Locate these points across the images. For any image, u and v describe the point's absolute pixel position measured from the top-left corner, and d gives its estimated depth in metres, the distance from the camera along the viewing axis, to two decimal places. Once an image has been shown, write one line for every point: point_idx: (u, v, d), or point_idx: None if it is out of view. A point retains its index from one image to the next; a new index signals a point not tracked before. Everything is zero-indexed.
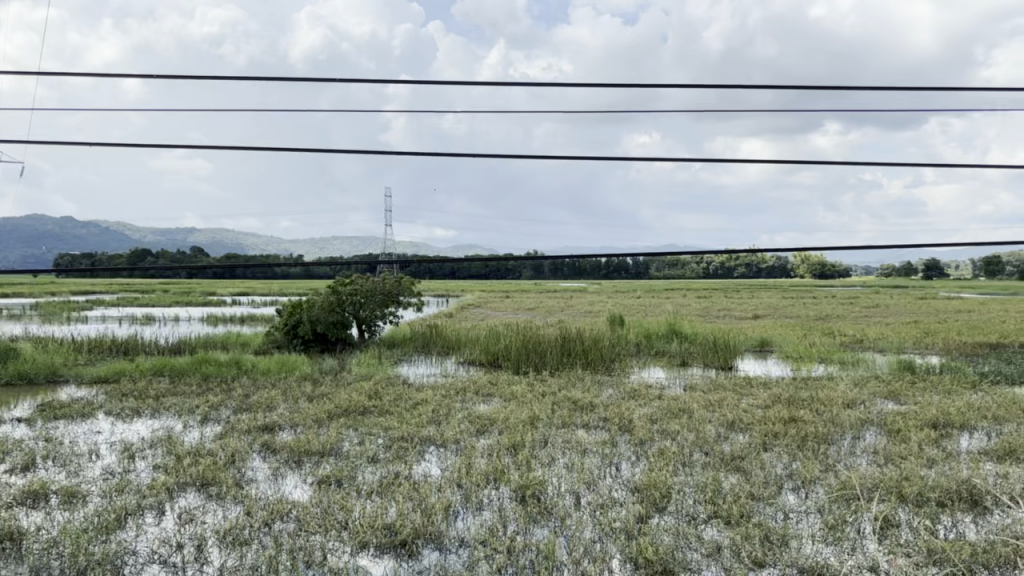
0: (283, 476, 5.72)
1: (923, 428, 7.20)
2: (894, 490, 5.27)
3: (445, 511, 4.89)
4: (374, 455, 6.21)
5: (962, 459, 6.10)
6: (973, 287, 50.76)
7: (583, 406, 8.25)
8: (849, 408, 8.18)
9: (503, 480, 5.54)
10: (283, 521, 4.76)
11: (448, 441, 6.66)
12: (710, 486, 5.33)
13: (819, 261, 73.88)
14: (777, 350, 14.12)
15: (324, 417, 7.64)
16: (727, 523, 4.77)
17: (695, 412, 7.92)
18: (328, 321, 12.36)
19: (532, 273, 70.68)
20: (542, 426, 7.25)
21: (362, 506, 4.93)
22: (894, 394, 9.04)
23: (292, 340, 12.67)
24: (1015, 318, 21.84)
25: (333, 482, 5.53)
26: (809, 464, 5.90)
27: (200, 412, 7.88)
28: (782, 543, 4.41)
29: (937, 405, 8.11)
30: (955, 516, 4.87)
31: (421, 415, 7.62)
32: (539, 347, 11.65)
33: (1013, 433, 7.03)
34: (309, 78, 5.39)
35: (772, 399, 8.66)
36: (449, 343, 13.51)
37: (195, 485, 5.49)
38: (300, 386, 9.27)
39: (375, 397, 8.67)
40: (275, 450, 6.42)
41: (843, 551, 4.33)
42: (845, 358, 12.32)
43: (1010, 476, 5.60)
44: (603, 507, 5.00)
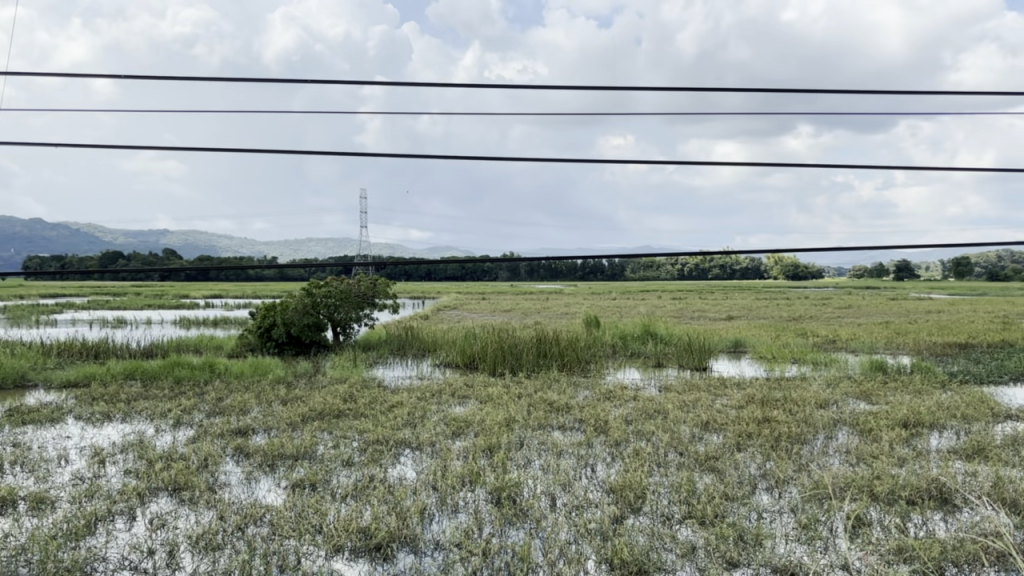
0: (256, 480, 5.67)
1: (894, 427, 7.27)
2: (866, 489, 5.33)
3: (421, 514, 4.88)
4: (349, 458, 6.17)
5: (932, 458, 6.16)
6: (936, 287, 53.27)
7: (559, 407, 8.25)
8: (822, 408, 8.26)
9: (479, 482, 5.53)
10: (257, 525, 4.72)
11: (423, 443, 6.64)
12: (685, 486, 5.36)
13: (792, 262, 74.64)
14: (751, 350, 14.27)
15: (298, 420, 7.58)
16: (701, 523, 4.80)
17: (671, 413, 7.96)
18: (302, 323, 12.27)
19: (508, 275, 71.02)
20: (518, 427, 7.24)
21: (337, 510, 4.90)
22: (866, 394, 9.12)
23: (266, 342, 12.58)
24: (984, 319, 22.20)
25: (308, 486, 5.49)
26: (782, 463, 5.94)
27: (172, 416, 7.79)
28: (756, 543, 4.44)
29: (909, 405, 8.19)
30: (925, 515, 4.93)
31: (397, 418, 7.58)
32: (515, 349, 11.65)
33: (983, 432, 7.11)
34: (284, 78, 5.32)
35: (746, 399, 8.74)
36: (425, 345, 13.47)
37: (167, 490, 5.43)
38: (273, 389, 9.19)
39: (349, 400, 8.62)
40: (249, 454, 6.36)
41: (815, 550, 4.37)
42: (818, 359, 12.44)
43: (979, 475, 5.68)
44: (579, 509, 5.01)
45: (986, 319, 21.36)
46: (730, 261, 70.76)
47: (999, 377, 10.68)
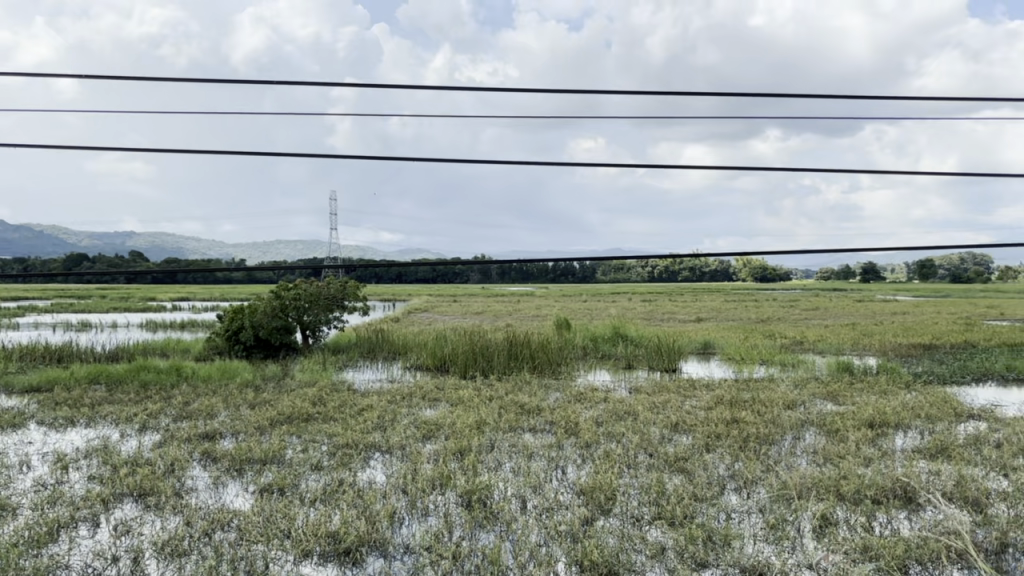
0: (224, 485, 5.60)
1: (860, 427, 7.37)
2: (832, 489, 5.39)
3: (390, 518, 4.85)
4: (318, 462, 6.13)
5: (896, 458, 6.25)
6: (895, 288, 57.22)
7: (529, 410, 8.24)
8: (790, 408, 8.37)
9: (449, 486, 5.51)
10: (224, 531, 4.67)
11: (393, 447, 6.60)
12: (654, 488, 5.38)
13: (760, 264, 75.30)
14: (720, 351, 14.39)
15: (267, 424, 7.52)
16: (670, 524, 4.82)
17: (640, 414, 8.00)
18: (271, 326, 12.16)
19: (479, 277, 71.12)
20: (488, 430, 7.24)
21: (305, 515, 4.85)
22: (832, 394, 9.23)
23: (234, 346, 12.44)
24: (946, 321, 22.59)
25: (276, 490, 5.44)
26: (750, 464, 6.00)
27: (138, 420, 7.69)
28: (724, 543, 4.47)
29: (874, 405, 8.30)
30: (890, 514, 4.99)
31: (367, 421, 7.54)
32: (486, 351, 11.64)
33: (946, 432, 7.21)
34: (252, 80, 5.27)
35: (715, 399, 8.82)
36: (396, 348, 13.41)
37: (132, 496, 5.35)
38: (240, 393, 9.09)
39: (319, 403, 8.56)
40: (216, 458, 6.29)
41: (783, 550, 4.40)
42: (785, 360, 12.58)
43: (942, 474, 5.76)
44: (549, 511, 5.01)
45: (948, 320, 22.23)
46: (699, 263, 71.22)
47: (961, 377, 10.88)
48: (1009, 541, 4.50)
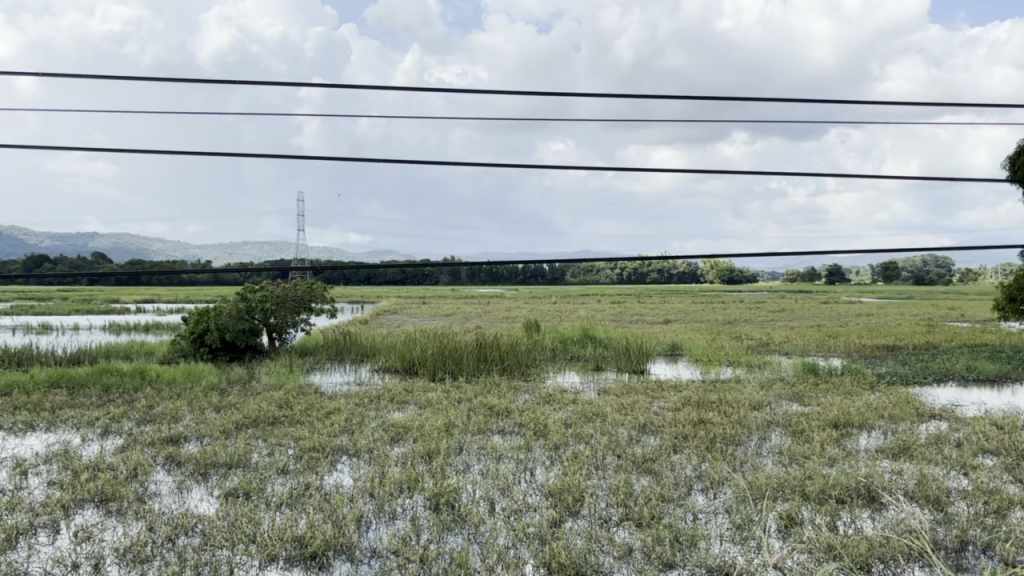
0: (188, 490, 5.53)
1: (825, 427, 7.47)
2: (797, 489, 5.44)
3: (357, 522, 4.81)
4: (284, 466, 6.06)
5: (860, 457, 6.32)
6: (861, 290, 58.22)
7: (498, 412, 8.22)
8: (756, 408, 8.45)
9: (417, 489, 5.48)
10: (188, 536, 4.60)
11: (361, 450, 6.56)
12: (622, 489, 5.39)
13: (728, 266, 75.93)
14: (688, 353, 14.49)
15: (232, 427, 7.43)
16: (638, 524, 4.84)
17: (609, 415, 8.02)
18: (237, 328, 12.02)
19: (448, 279, 71.04)
20: (457, 432, 7.22)
21: (271, 519, 4.80)
22: (797, 395, 9.33)
23: (199, 348, 12.27)
24: (910, 322, 23.12)
25: (241, 495, 5.37)
26: (717, 464, 6.04)
27: (100, 425, 7.56)
28: (691, 543, 4.49)
29: (839, 406, 8.39)
30: (853, 513, 5.04)
31: (334, 424, 7.49)
32: (455, 353, 11.61)
33: (909, 432, 7.31)
34: (217, 80, 5.21)
35: (682, 401, 8.86)
36: (365, 350, 13.33)
37: (93, 501, 5.25)
38: (206, 396, 8.97)
39: (285, 407, 8.46)
40: (180, 463, 6.20)
41: (748, 550, 4.43)
42: (752, 361, 12.70)
43: (904, 473, 5.83)
44: (517, 513, 5.00)
45: (911, 321, 23.22)
46: (668, 265, 71.64)
47: (923, 377, 11.09)
48: (969, 538, 4.57)
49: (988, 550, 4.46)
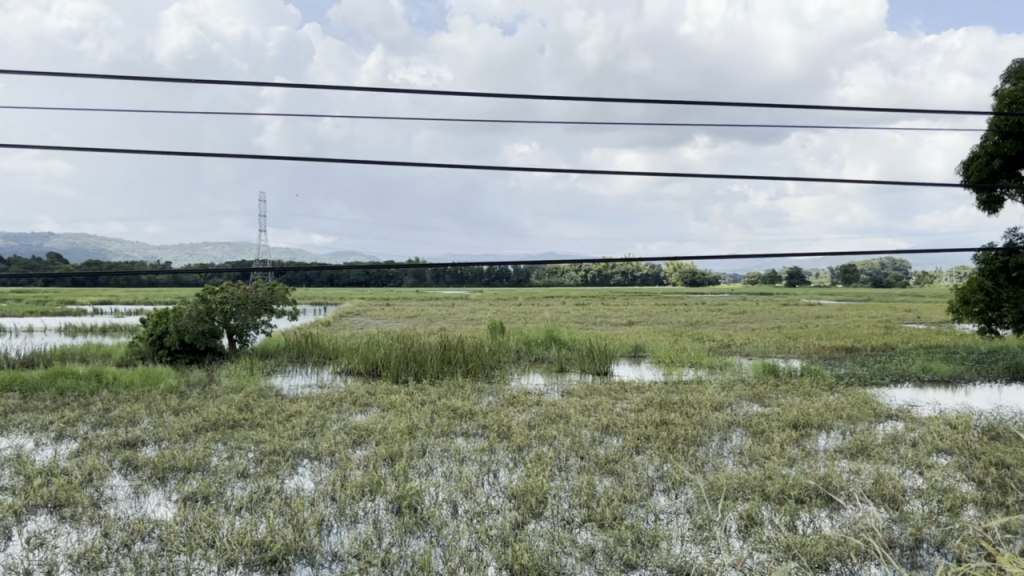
0: (145, 494, 5.44)
1: (785, 428, 7.56)
2: (757, 489, 5.49)
3: (318, 525, 4.76)
4: (244, 469, 5.99)
5: (819, 458, 6.40)
6: (821, 292, 59.04)
7: (462, 414, 8.19)
8: (717, 409, 8.52)
9: (379, 492, 5.44)
10: (145, 541, 4.52)
11: (322, 453, 6.49)
12: (584, 490, 5.40)
13: (691, 268, 76.51)
14: (650, 354, 14.57)
15: (191, 431, 7.31)
16: (600, 525, 4.86)
17: (572, 417, 8.03)
18: (196, 330, 11.83)
19: (412, 281, 70.83)
20: (419, 434, 7.19)
21: (231, 523, 4.73)
22: (758, 397, 9.40)
23: (158, 351, 12.06)
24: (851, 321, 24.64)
25: (200, 499, 5.29)
26: (678, 465, 6.08)
27: (54, 428, 7.40)
28: (653, 543, 4.52)
29: (798, 407, 8.48)
30: (812, 513, 5.10)
31: (295, 427, 7.40)
32: (418, 355, 11.54)
33: (866, 432, 7.42)
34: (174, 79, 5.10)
35: (645, 402, 8.89)
36: (327, 352, 13.22)
37: (47, 507, 5.14)
38: (165, 399, 8.84)
39: (246, 410, 8.35)
40: (137, 467, 6.09)
41: (709, 550, 4.46)
42: (714, 363, 12.78)
43: (862, 473, 5.92)
44: (480, 515, 4.99)
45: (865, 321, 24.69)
46: (632, 267, 72.00)
47: (881, 378, 11.29)
48: (923, 536, 4.65)
49: (942, 547, 4.54)
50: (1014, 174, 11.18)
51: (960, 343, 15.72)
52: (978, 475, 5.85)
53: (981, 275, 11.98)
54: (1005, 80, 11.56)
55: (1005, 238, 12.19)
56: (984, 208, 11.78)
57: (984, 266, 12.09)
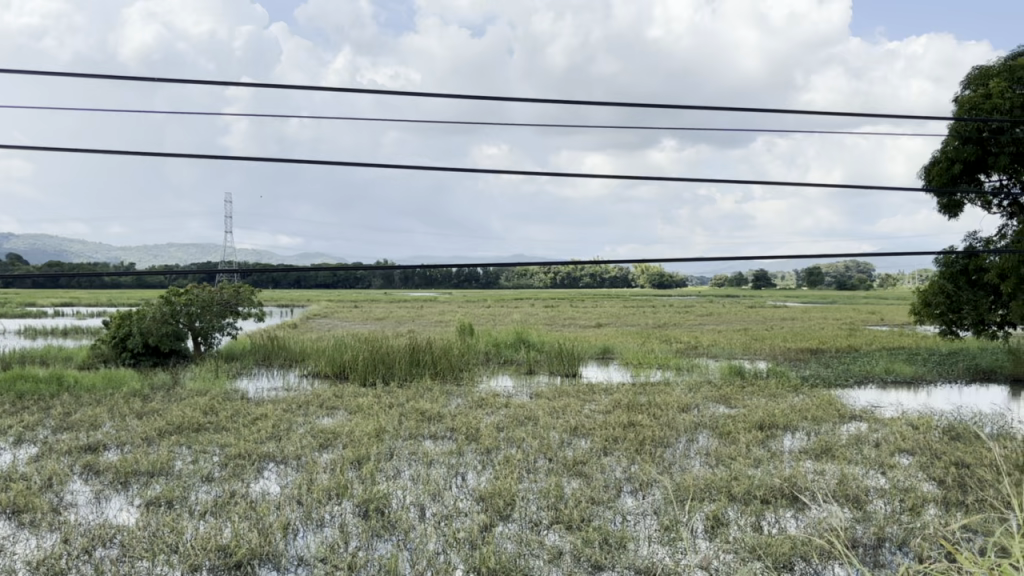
0: (107, 499, 5.34)
1: (751, 429, 7.62)
2: (724, 489, 5.54)
3: (284, 530, 4.71)
4: (208, 473, 5.91)
5: (784, 458, 6.47)
6: (786, 295, 59.92)
7: (430, 417, 8.16)
8: (684, 411, 8.57)
9: (346, 495, 5.39)
10: (106, 547, 4.44)
11: (288, 457, 6.43)
12: (552, 492, 5.41)
13: (660, 271, 76.86)
14: (619, 356, 14.62)
15: (154, 435, 7.19)
16: (568, 527, 4.85)
17: (540, 419, 8.03)
18: (161, 333, 11.66)
19: (381, 283, 70.57)
20: (387, 437, 7.14)
21: (195, 528, 4.66)
22: (724, 398, 9.48)
23: (121, 354, 11.86)
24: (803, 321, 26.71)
25: (163, 504, 5.21)
26: (645, 466, 6.10)
27: (13, 433, 7.24)
28: (620, 545, 4.53)
29: (763, 409, 8.55)
30: (777, 513, 5.15)
31: (261, 431, 7.33)
32: (387, 357, 11.46)
33: (831, 432, 7.53)
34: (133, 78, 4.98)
35: (613, 404, 8.91)
36: (294, 355, 13.10)
37: (4, 513, 5.02)
38: (127, 403, 8.70)
39: (210, 413, 8.25)
40: (99, 472, 5.99)
41: (677, 550, 4.48)
42: (681, 364, 12.86)
43: (826, 473, 6.00)
44: (448, 518, 4.96)
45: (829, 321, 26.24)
46: (601, 269, 72.19)
47: (845, 379, 11.42)
48: (886, 536, 4.71)
49: (904, 546, 4.60)
50: (973, 179, 11.44)
51: (921, 342, 16.40)
52: (939, 475, 5.94)
53: (941, 278, 12.20)
54: (965, 86, 11.77)
55: (965, 242, 12.43)
56: (944, 212, 11.99)
57: (944, 269, 12.31)
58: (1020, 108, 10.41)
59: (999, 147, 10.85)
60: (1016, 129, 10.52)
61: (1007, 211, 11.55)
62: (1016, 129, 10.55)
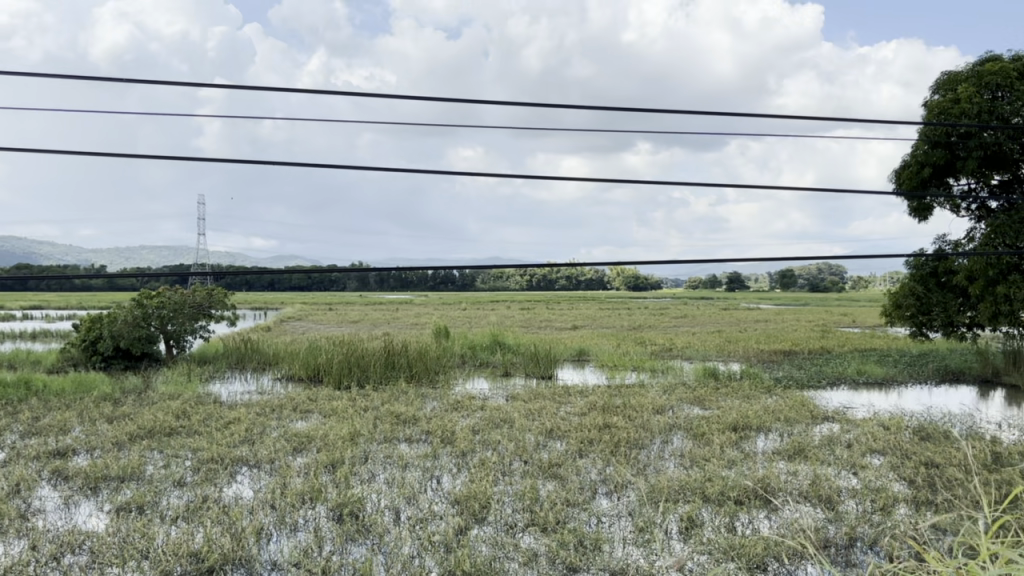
0: (77, 505, 5.27)
1: (724, 430, 7.66)
2: (698, 491, 5.57)
3: (257, 534, 4.67)
4: (180, 478, 5.85)
5: (757, 459, 6.53)
6: (759, 297, 60.57)
7: (405, 420, 8.12)
8: (659, 413, 8.60)
9: (320, 500, 5.35)
10: (76, 553, 4.38)
11: (262, 461, 6.38)
12: (528, 494, 5.40)
13: (634, 273, 77.14)
14: (594, 359, 14.65)
15: (125, 439, 7.11)
16: (543, 530, 4.85)
17: (516, 421, 8.03)
18: (132, 336, 11.53)
19: (356, 285, 70.33)
20: (362, 441, 7.11)
21: (166, 533, 4.62)
22: (699, 400, 9.53)
23: (92, 357, 11.70)
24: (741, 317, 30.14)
25: (134, 509, 5.14)
26: (620, 468, 6.11)
27: None
28: (595, 547, 4.53)
29: (737, 410, 8.61)
30: (751, 514, 5.18)
31: (234, 435, 7.25)
32: (362, 360, 11.40)
33: (804, 433, 7.60)
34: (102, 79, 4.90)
35: (588, 406, 8.93)
36: (267, 358, 12.99)
37: None
38: (98, 407, 8.59)
39: (182, 417, 8.15)
40: (68, 477, 5.90)
41: (652, 552, 4.49)
42: (655, 366, 12.92)
43: (799, 473, 6.05)
44: (422, 522, 4.94)
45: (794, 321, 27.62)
46: (576, 272, 72.29)
47: (817, 381, 11.51)
48: (857, 536, 4.76)
49: (874, 546, 4.65)
50: (942, 183, 11.61)
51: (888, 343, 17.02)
52: (909, 475, 6.01)
53: (911, 280, 12.35)
54: (934, 91, 11.94)
55: (935, 245, 12.60)
56: (914, 215, 12.14)
57: (914, 272, 12.46)
58: (987, 113, 10.60)
59: (967, 152, 11.00)
60: (983, 134, 10.68)
61: (975, 214, 11.72)
62: (984, 134, 10.71)
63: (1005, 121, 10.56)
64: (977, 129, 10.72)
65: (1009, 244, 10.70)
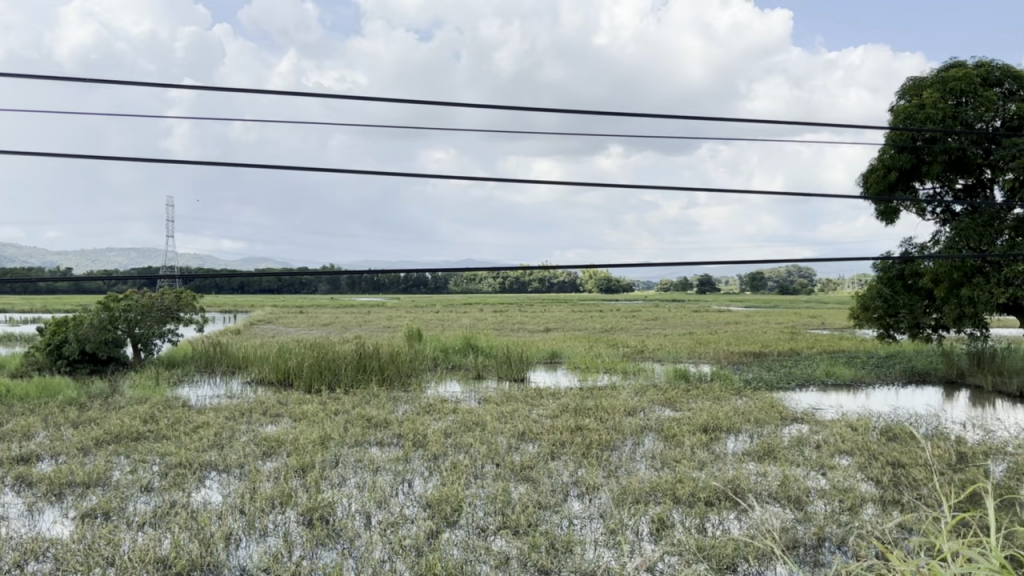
0: (41, 512, 5.18)
1: (695, 432, 7.70)
2: (669, 492, 5.60)
3: (226, 540, 4.62)
4: (147, 483, 5.76)
5: (728, 460, 6.58)
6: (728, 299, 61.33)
7: (377, 424, 8.08)
8: (630, 414, 8.64)
9: (289, 505, 5.30)
10: (40, 561, 4.31)
11: (231, 465, 6.31)
12: (499, 497, 5.39)
13: (607, 275, 77.41)
14: (566, 361, 14.67)
15: (91, 444, 7.00)
16: (515, 532, 4.85)
17: (488, 424, 8.02)
18: (99, 339, 11.37)
19: (328, 287, 70.02)
20: (333, 444, 7.07)
21: (133, 539, 4.55)
22: (670, 401, 9.57)
23: (57, 360, 11.53)
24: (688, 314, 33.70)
25: (100, 515, 5.06)
26: (592, 470, 6.12)
27: None
28: (567, 549, 4.54)
29: (708, 412, 8.66)
30: (721, 515, 5.21)
31: (202, 439, 7.16)
32: (333, 364, 11.32)
33: (773, 434, 7.67)
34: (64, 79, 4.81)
35: (560, 408, 8.95)
36: (237, 361, 12.87)
37: None
38: (62, 412, 8.44)
39: (150, 422, 8.04)
40: (32, 483, 5.80)
41: (622, 553, 4.50)
42: (627, 368, 12.97)
43: (768, 474, 6.11)
44: (393, 526, 4.91)
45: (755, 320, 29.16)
46: (548, 274, 72.50)
47: (786, 382, 11.63)
48: (826, 535, 4.81)
49: (842, 545, 4.70)
50: (908, 187, 11.77)
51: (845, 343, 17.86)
52: (876, 475, 6.08)
53: (879, 282, 12.52)
54: (901, 95, 12.09)
55: (901, 247, 12.77)
56: (881, 218, 12.32)
57: (881, 274, 12.63)
58: (952, 118, 10.77)
59: (932, 156, 11.16)
60: (948, 139, 10.84)
61: (940, 218, 11.91)
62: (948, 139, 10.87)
63: (969, 126, 10.74)
64: (942, 133, 10.87)
65: (973, 247, 10.89)
